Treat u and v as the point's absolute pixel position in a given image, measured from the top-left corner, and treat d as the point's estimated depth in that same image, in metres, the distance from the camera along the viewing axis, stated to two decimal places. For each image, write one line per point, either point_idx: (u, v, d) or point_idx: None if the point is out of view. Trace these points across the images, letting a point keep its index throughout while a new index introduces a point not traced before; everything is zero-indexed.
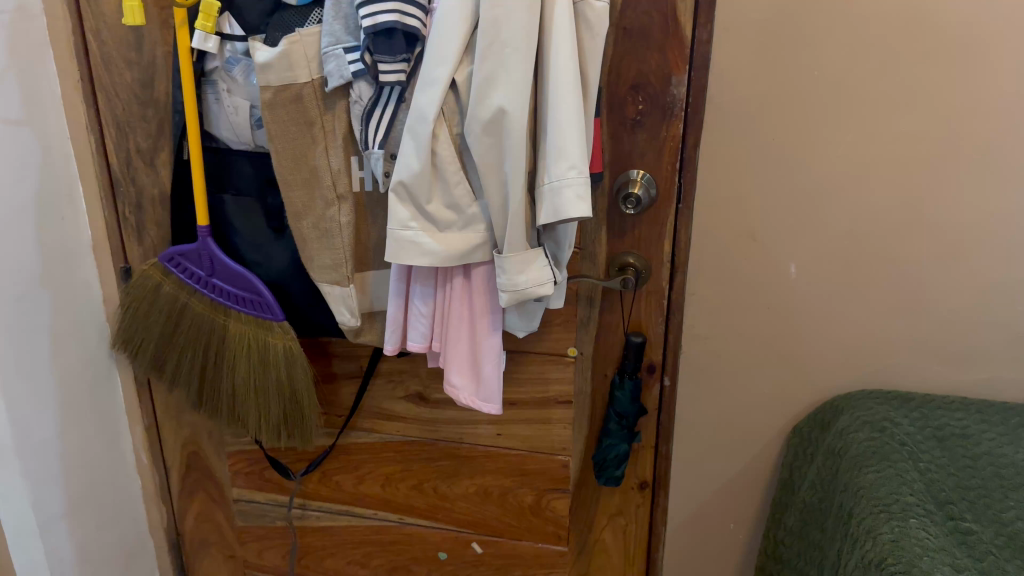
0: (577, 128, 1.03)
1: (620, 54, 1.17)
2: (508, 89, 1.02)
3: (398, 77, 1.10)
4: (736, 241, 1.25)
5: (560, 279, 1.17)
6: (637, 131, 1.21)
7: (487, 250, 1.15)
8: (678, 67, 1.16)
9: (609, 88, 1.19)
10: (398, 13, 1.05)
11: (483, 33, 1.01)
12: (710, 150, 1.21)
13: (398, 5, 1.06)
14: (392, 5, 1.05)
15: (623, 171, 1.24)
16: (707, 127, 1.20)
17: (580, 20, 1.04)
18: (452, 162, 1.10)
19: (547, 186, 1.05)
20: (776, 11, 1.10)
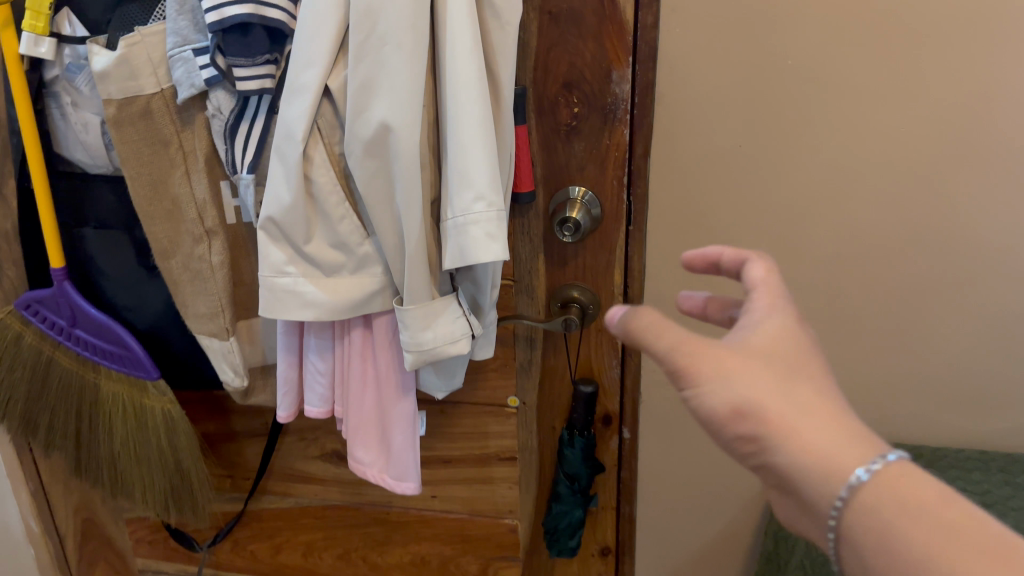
0: (486, 148, 0.80)
1: (547, 46, 0.93)
2: (390, 99, 0.79)
3: (259, 84, 0.87)
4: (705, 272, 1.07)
5: (481, 329, 0.93)
6: (573, 140, 0.98)
7: (387, 297, 0.92)
8: (619, 58, 0.93)
9: (536, 88, 0.96)
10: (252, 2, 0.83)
11: (355, 26, 0.77)
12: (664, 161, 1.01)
13: None
14: None
15: (559, 188, 1.01)
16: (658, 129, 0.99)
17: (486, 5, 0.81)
18: (332, 191, 0.87)
19: (450, 223, 0.81)
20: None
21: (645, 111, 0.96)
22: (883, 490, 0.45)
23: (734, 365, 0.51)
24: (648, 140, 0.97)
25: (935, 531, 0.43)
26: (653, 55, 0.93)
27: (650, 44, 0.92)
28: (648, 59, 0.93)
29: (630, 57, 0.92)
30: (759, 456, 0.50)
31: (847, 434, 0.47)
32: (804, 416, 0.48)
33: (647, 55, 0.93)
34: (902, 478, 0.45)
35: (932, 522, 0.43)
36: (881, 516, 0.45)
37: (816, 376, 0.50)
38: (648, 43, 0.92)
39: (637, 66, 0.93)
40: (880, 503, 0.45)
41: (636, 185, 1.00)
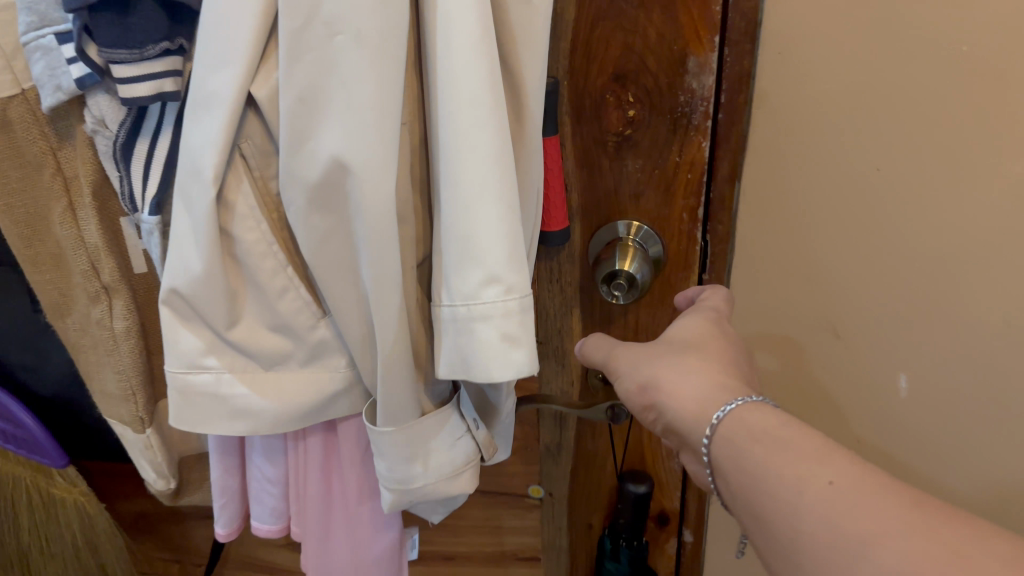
0: (502, 200, 0.50)
1: (591, 21, 0.63)
2: (348, 119, 0.49)
3: (153, 88, 0.58)
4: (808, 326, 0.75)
5: (486, 448, 0.63)
6: (625, 158, 0.68)
7: (356, 399, 0.63)
8: (698, 40, 0.62)
9: (572, 82, 0.66)
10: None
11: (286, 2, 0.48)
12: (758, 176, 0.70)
13: None
14: None
15: (603, 223, 0.71)
16: (753, 140, 0.69)
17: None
18: (264, 254, 0.57)
19: (448, 313, 0.52)
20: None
21: (733, 117, 0.65)
22: (738, 424, 0.49)
23: (643, 354, 0.60)
24: (736, 159, 0.67)
25: (775, 447, 0.47)
26: (752, 34, 0.61)
27: (748, 18, 0.61)
28: (744, 38, 0.62)
29: (716, 38, 0.61)
30: (660, 421, 0.57)
31: (720, 387, 0.53)
32: (686, 380, 0.54)
33: (742, 34, 0.61)
34: (755, 413, 0.49)
35: (776, 442, 0.47)
36: (738, 446, 0.49)
37: (712, 346, 0.57)
38: (744, 16, 0.61)
39: (726, 48, 0.62)
40: (738, 433, 0.49)
41: (717, 220, 0.69)
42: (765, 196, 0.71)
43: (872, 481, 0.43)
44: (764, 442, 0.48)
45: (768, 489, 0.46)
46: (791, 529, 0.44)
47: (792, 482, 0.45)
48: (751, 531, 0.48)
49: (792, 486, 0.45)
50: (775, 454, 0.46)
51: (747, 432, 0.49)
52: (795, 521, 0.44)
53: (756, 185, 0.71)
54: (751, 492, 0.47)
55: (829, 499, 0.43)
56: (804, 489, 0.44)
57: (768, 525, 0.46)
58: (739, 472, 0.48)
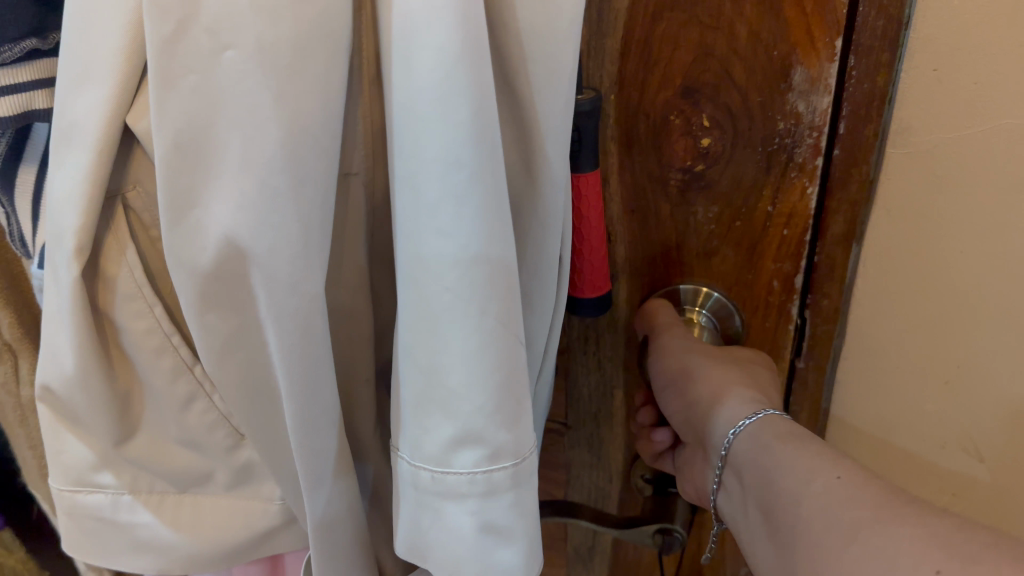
0: (486, 323, 0.32)
1: (653, 12, 0.43)
2: (243, 186, 0.31)
3: (15, 105, 0.40)
4: (928, 408, 0.49)
5: None
6: (692, 204, 0.48)
7: (294, 536, 0.47)
8: (809, 43, 0.41)
9: (621, 98, 0.46)
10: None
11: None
12: (885, 214, 0.45)
13: None
14: None
15: (656, 285, 0.52)
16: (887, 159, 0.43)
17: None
18: (159, 351, 0.40)
19: (406, 469, 0.36)
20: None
21: (854, 160, 0.44)
22: (763, 428, 0.43)
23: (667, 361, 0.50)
24: (856, 215, 0.45)
25: (799, 448, 0.40)
26: (895, 39, 0.40)
27: (889, 12, 0.39)
28: (880, 44, 0.40)
29: (838, 43, 0.41)
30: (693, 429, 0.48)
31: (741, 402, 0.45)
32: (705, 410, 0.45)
33: (878, 37, 0.40)
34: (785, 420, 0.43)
35: (800, 444, 0.40)
36: (759, 449, 0.42)
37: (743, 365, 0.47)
38: (883, 8, 0.39)
39: (855, 59, 0.41)
40: (762, 432, 0.43)
41: (822, 293, 0.48)
42: (905, 270, 0.46)
43: (891, 486, 0.35)
44: (785, 439, 0.41)
45: (781, 492, 0.39)
46: (793, 520, 0.37)
47: (803, 473, 0.38)
48: (759, 542, 0.40)
49: (800, 479, 0.38)
50: (793, 449, 0.40)
51: (770, 435, 0.42)
52: (799, 513, 0.37)
53: (884, 257, 0.46)
54: (766, 498, 0.40)
55: (831, 489, 0.36)
56: (813, 480, 0.37)
57: (777, 530, 0.38)
58: (756, 467, 0.41)
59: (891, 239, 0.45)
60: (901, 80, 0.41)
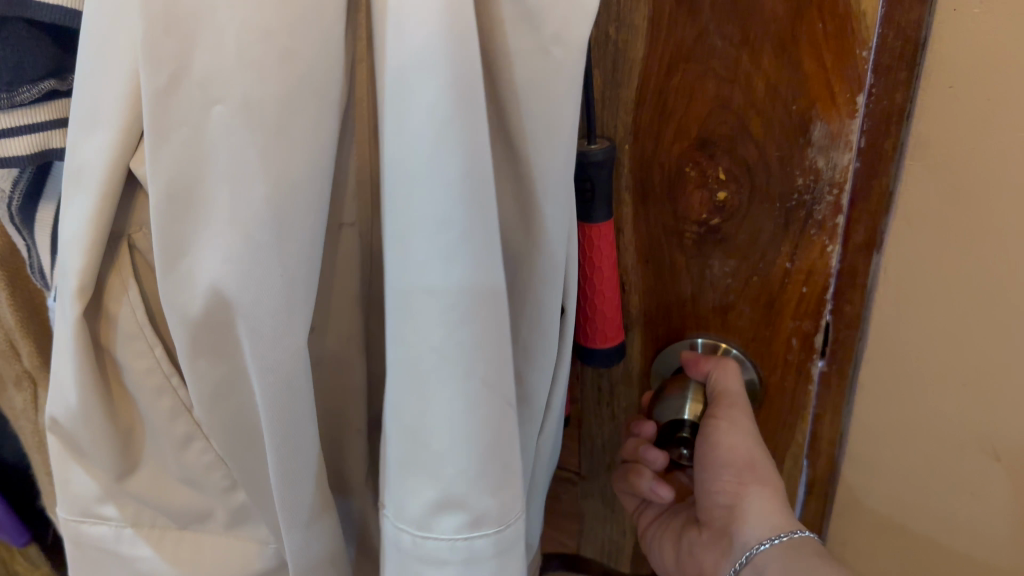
0: (472, 386, 0.32)
1: (672, 61, 0.42)
2: (230, 240, 0.31)
3: (33, 143, 0.41)
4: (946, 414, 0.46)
5: None
6: (710, 256, 0.47)
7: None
8: (830, 99, 0.40)
9: (636, 146, 0.45)
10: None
11: (141, 49, 0.29)
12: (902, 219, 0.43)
13: None
14: None
15: (671, 337, 0.51)
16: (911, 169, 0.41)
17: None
18: (159, 391, 0.40)
19: (388, 527, 0.36)
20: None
21: (873, 176, 0.42)
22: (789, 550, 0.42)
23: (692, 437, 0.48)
24: (876, 229, 0.43)
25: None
26: (913, 58, 0.38)
27: (907, 35, 0.38)
28: (899, 63, 0.39)
29: (859, 98, 0.40)
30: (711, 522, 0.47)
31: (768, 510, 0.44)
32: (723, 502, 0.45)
33: (897, 58, 0.39)
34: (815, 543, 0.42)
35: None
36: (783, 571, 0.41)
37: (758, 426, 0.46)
38: (899, 35, 0.38)
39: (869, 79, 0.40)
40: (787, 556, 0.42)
41: (843, 322, 0.46)
42: (933, 331, 0.44)
43: None
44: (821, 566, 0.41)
45: None
46: None
47: None
48: None
49: None
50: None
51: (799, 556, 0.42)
52: None
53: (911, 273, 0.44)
54: None
55: None
56: None
57: None
58: None
59: (912, 249, 0.43)
60: (919, 95, 0.39)
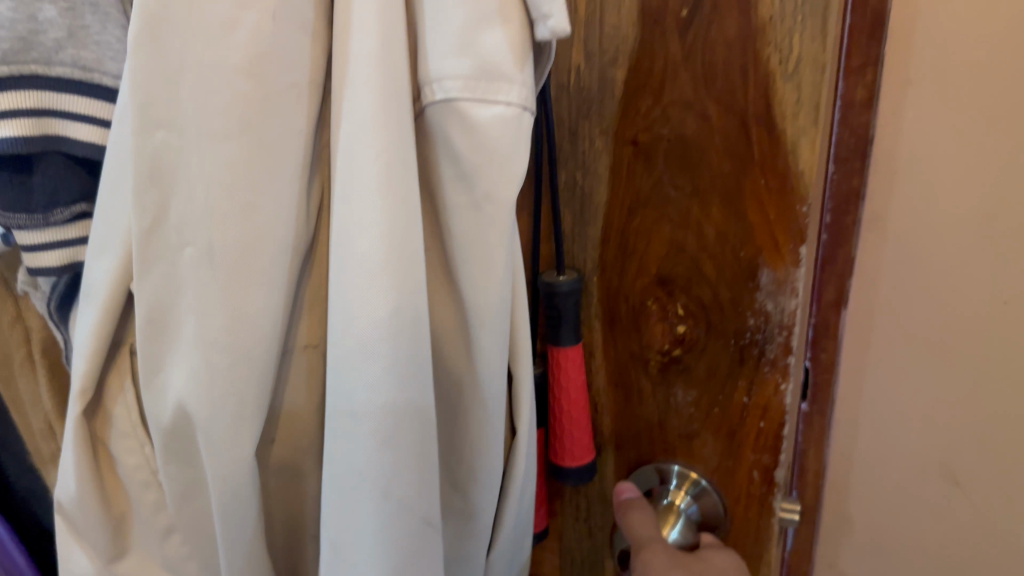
0: (387, 505, 0.35)
1: (629, 204, 0.45)
2: (194, 360, 0.35)
3: (65, 256, 0.47)
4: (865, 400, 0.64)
5: None
6: (673, 385, 0.49)
7: None
8: (775, 249, 0.42)
9: (603, 280, 0.48)
10: (33, 114, 0.42)
11: (135, 200, 0.34)
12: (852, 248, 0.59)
13: (40, 101, 0.42)
14: (31, 99, 0.41)
15: (642, 460, 0.52)
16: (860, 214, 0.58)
17: (414, 94, 0.36)
18: (146, 484, 0.44)
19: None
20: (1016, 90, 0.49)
21: (839, 246, 0.57)
22: None
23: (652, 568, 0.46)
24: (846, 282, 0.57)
25: None
26: (865, 151, 0.54)
27: (858, 133, 0.53)
28: (854, 156, 0.54)
29: (800, 249, 0.42)
30: None
31: None
32: None
33: None
34: None
35: None
36: None
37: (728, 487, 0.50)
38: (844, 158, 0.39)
39: (811, 221, 0.42)
40: None
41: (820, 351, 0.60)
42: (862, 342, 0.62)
43: None
44: None
45: None
46: None
47: None
48: None
49: None
50: None
51: None
52: None
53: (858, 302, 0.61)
54: None
55: None
56: None
57: None
58: None
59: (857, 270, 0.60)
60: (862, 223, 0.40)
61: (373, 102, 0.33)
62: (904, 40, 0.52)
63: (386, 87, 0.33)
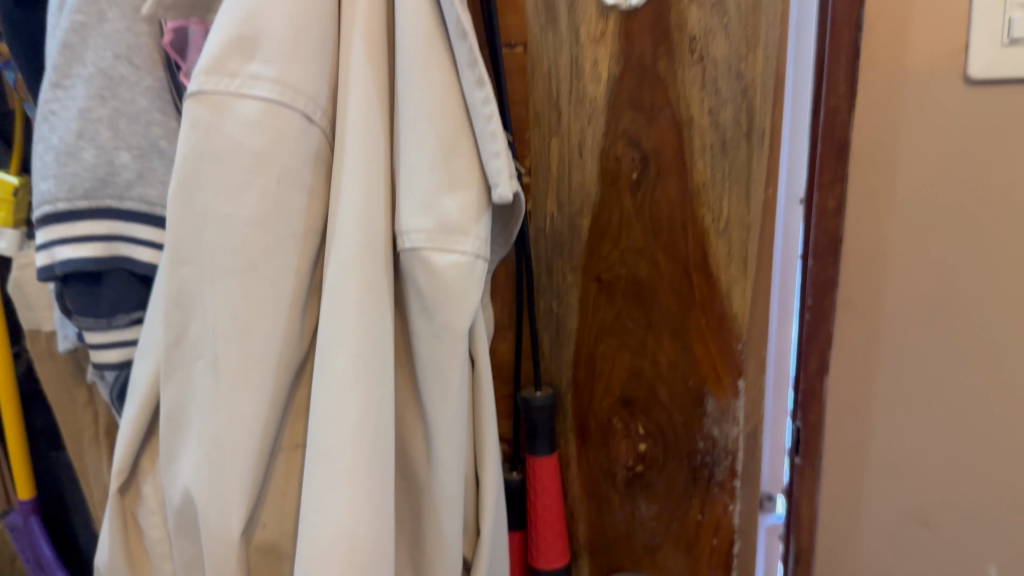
0: None
1: (593, 333, 0.51)
2: (198, 451, 0.42)
3: (125, 354, 0.56)
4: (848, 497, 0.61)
5: None
6: (637, 499, 0.53)
7: None
8: (717, 378, 0.47)
9: (575, 398, 0.54)
10: (104, 240, 0.52)
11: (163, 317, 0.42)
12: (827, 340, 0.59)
13: (112, 229, 0.53)
14: (103, 228, 0.52)
15: (612, 567, 0.56)
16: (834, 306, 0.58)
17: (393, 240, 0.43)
18: (164, 557, 0.51)
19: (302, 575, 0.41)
20: (994, 213, 0.52)
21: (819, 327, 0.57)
22: None
23: None
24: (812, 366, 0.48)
25: None
26: (837, 247, 0.55)
27: (830, 234, 0.55)
28: (827, 250, 0.55)
29: (738, 381, 0.47)
30: None
31: None
32: None
33: None
34: None
35: None
36: None
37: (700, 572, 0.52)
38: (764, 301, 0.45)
39: (749, 357, 0.47)
40: None
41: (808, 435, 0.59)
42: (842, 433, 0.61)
43: None
44: None
45: None
46: None
47: None
48: None
49: None
50: None
51: None
52: None
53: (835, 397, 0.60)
54: None
55: None
56: None
57: None
58: None
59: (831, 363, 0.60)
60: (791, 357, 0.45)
61: (355, 245, 0.40)
62: (881, 160, 0.54)
63: (366, 236, 0.40)
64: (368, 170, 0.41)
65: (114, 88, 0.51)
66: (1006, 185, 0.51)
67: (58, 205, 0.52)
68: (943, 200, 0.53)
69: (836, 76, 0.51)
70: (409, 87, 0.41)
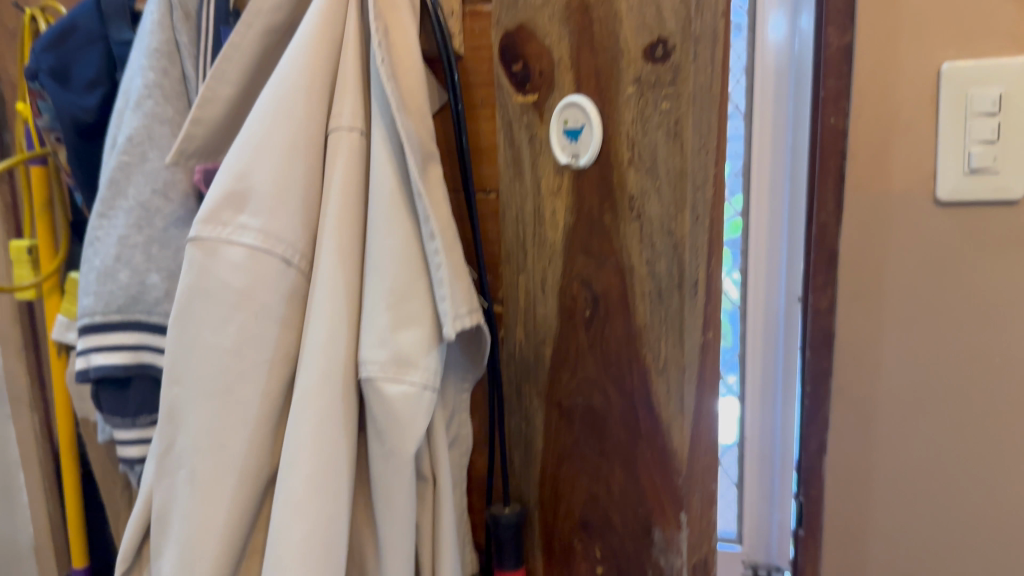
0: None
1: (557, 456, 0.55)
2: (175, 551, 0.47)
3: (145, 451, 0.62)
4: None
5: None
6: None
7: None
8: (662, 509, 0.50)
9: (540, 514, 0.57)
10: (132, 349, 0.60)
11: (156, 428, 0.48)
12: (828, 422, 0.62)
13: (140, 338, 0.60)
14: (132, 338, 0.60)
15: None
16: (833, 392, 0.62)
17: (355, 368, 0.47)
18: None
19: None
20: (982, 332, 0.56)
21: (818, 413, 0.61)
22: None
23: None
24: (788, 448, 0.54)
25: None
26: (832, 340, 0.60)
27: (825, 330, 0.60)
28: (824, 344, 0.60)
29: (681, 515, 0.49)
30: None
31: None
32: None
33: None
34: None
35: None
36: None
37: None
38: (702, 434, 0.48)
39: (694, 493, 0.50)
40: None
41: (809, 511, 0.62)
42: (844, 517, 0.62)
43: None
44: None
45: None
46: None
47: None
48: None
49: None
50: None
51: None
52: None
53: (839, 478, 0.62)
54: None
55: None
56: None
57: None
58: None
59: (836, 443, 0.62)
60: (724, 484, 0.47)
61: (316, 374, 0.45)
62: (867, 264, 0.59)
63: (325, 366, 0.45)
64: (334, 306, 0.46)
65: (149, 219, 0.59)
66: (985, 299, 0.56)
67: (96, 317, 0.59)
68: (933, 315, 0.57)
69: (826, 199, 0.58)
70: (375, 236, 0.46)
